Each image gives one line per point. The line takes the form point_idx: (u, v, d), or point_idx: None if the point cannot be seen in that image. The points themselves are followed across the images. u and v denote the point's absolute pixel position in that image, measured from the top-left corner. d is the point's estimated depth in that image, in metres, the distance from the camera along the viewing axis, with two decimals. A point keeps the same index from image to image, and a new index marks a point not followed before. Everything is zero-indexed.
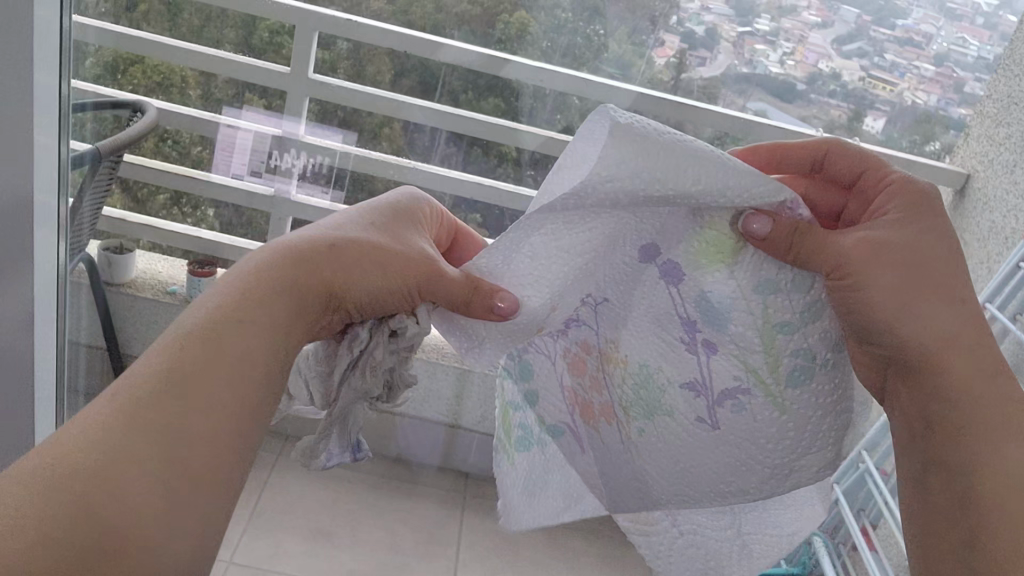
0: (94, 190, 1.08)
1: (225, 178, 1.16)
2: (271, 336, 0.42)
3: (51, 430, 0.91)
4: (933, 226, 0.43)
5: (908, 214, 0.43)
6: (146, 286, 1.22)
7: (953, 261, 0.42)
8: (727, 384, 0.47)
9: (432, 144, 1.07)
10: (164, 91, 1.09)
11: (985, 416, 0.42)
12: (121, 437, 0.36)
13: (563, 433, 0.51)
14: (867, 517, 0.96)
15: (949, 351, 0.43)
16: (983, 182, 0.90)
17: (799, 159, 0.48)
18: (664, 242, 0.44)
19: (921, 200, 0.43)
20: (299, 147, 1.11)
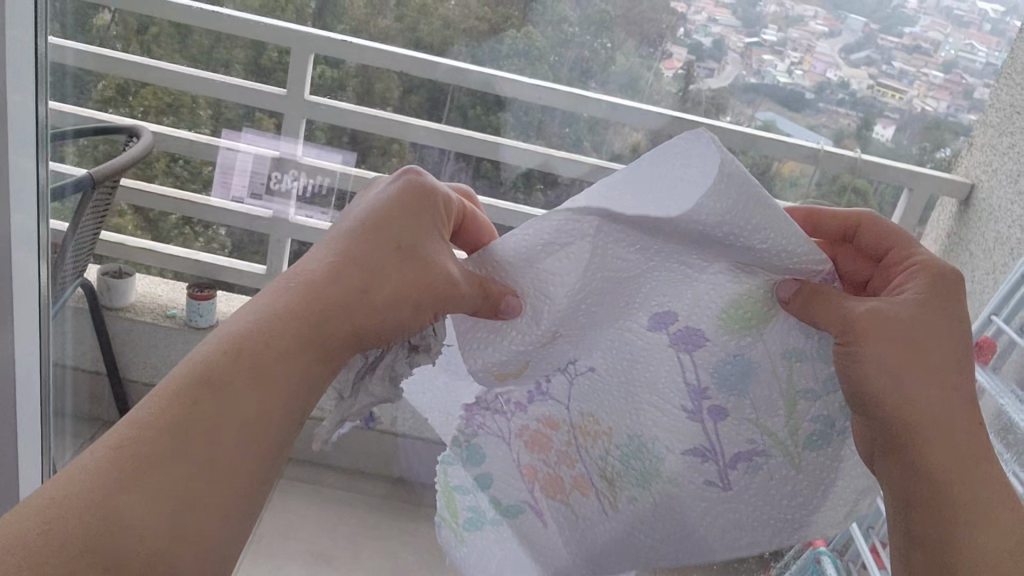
0: (77, 248, 1.07)
1: (225, 201, 1.15)
2: (291, 372, 0.42)
3: (30, 451, 0.90)
4: (944, 308, 0.44)
5: (929, 293, 0.44)
6: (146, 310, 1.24)
7: (952, 338, 0.43)
8: (740, 448, 0.50)
9: (441, 160, 1.06)
10: (173, 113, 1.08)
11: (987, 507, 0.42)
12: (111, 485, 0.36)
13: (523, 510, 0.57)
14: (876, 535, 0.95)
15: (940, 425, 0.43)
16: (987, 192, 0.94)
17: (832, 223, 0.50)
18: (679, 309, 0.48)
19: (940, 283, 0.44)
20: (297, 168, 1.11)
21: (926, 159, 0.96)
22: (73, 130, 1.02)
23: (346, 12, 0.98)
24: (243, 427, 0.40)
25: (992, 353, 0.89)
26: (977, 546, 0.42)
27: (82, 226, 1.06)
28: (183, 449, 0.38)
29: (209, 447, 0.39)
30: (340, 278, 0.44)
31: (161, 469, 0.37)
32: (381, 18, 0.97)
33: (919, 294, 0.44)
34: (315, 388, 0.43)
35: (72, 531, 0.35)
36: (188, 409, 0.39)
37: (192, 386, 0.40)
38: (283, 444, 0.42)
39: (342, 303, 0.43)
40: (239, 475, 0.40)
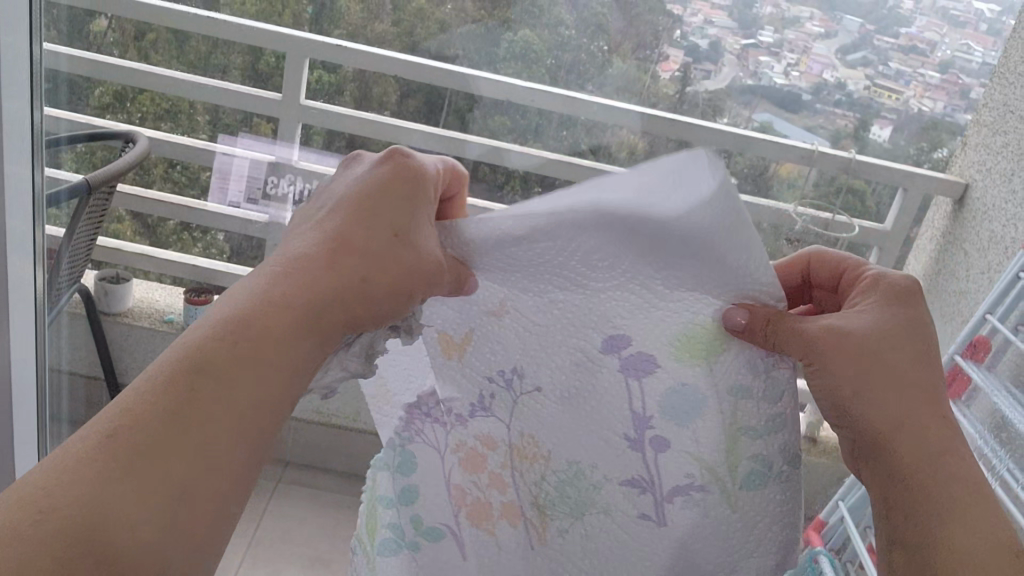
0: (72, 255, 1.07)
1: (220, 205, 1.15)
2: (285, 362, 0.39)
3: (26, 456, 0.90)
4: (909, 313, 0.41)
5: (889, 298, 0.41)
6: (143, 315, 1.22)
7: (919, 343, 0.41)
8: (678, 480, 0.46)
9: None
10: (172, 119, 1.08)
11: (964, 509, 0.39)
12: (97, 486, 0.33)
13: (443, 536, 0.52)
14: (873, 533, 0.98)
15: (916, 432, 0.40)
16: (981, 192, 0.96)
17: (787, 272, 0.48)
18: (634, 335, 0.45)
19: (900, 288, 0.42)
20: (292, 172, 1.09)
21: (924, 160, 0.97)
22: (67, 135, 1.03)
23: (342, 17, 0.99)
24: (239, 422, 0.37)
25: (988, 352, 0.91)
26: (963, 550, 0.38)
27: (78, 234, 1.06)
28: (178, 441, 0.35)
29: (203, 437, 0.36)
30: (326, 271, 0.40)
31: (157, 464, 0.34)
32: (378, 22, 0.98)
33: (879, 298, 0.42)
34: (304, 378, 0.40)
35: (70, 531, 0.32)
36: (186, 401, 0.36)
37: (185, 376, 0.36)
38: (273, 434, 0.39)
39: (324, 296, 0.40)
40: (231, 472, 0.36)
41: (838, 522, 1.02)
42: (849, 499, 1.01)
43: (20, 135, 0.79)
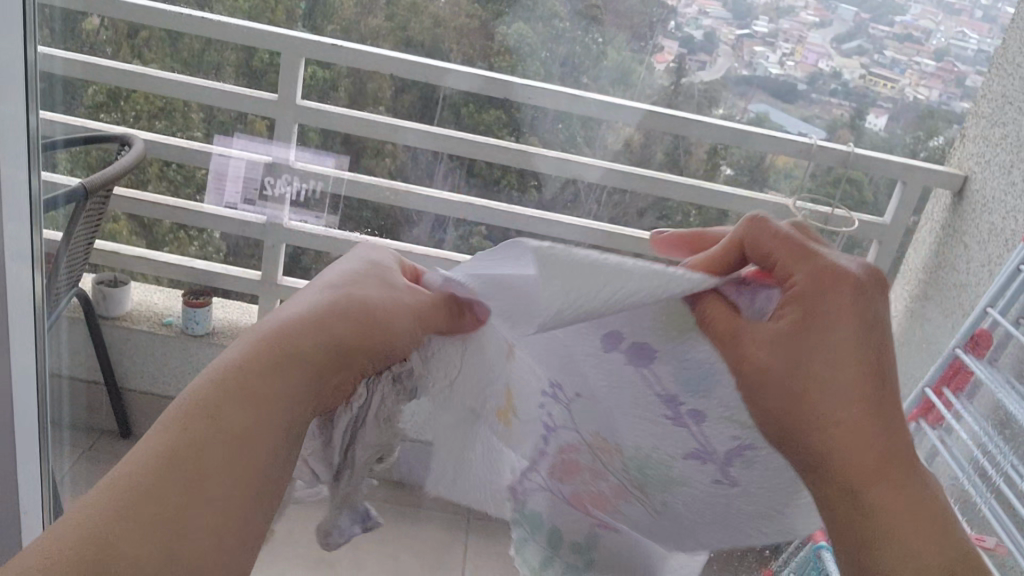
0: (70, 258, 1.06)
1: (218, 208, 1.15)
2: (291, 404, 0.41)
3: (29, 461, 0.90)
4: (839, 320, 0.40)
5: (825, 301, 0.40)
6: (142, 318, 1.25)
7: (850, 352, 0.40)
8: (728, 445, 0.43)
9: (433, 163, 1.07)
10: (166, 117, 1.08)
11: (906, 518, 0.40)
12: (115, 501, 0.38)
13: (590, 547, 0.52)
14: None
15: (856, 449, 0.40)
16: (979, 184, 1.00)
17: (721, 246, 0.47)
18: (627, 327, 0.41)
19: (838, 287, 0.40)
20: (290, 172, 1.11)
21: (921, 150, 1.00)
22: (63, 138, 0.96)
23: (336, 12, 0.97)
24: (241, 459, 0.39)
25: (990, 345, 0.95)
26: (898, 558, 0.40)
27: (76, 237, 1.06)
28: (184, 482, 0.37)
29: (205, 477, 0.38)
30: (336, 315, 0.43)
31: (163, 502, 0.36)
32: (372, 17, 0.97)
33: (812, 302, 0.40)
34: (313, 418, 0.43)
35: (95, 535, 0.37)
36: (190, 443, 0.38)
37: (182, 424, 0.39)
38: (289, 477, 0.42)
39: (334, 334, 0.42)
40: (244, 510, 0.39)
41: None
42: None
43: (14, 141, 0.80)
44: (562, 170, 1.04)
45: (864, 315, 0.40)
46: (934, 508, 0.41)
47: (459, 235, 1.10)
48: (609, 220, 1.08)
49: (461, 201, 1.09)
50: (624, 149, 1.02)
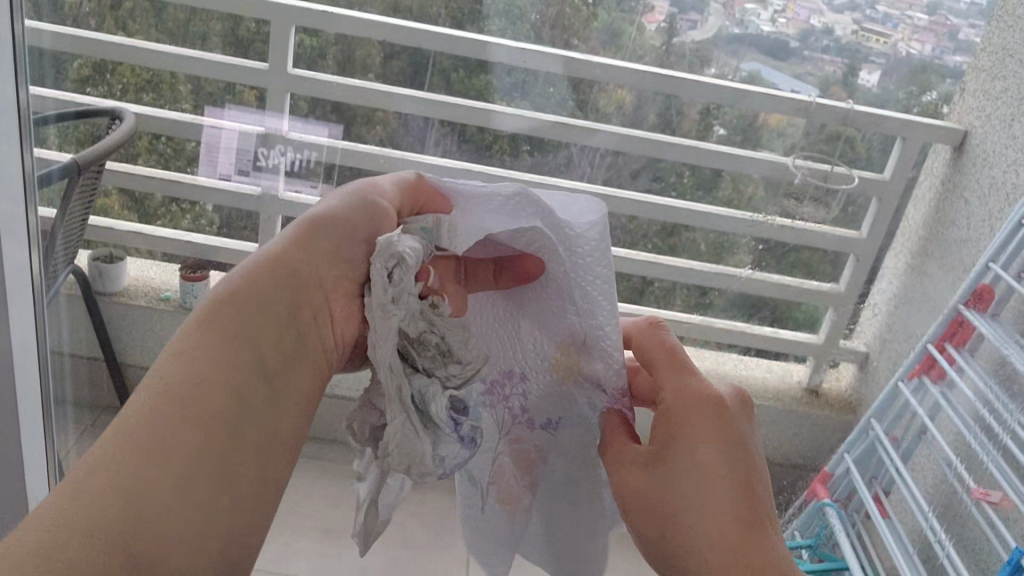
0: (66, 234, 1.04)
1: (213, 180, 1.14)
2: (276, 337, 0.42)
3: (40, 441, 0.90)
4: (695, 445, 0.44)
5: (687, 425, 0.44)
6: (139, 294, 1.22)
7: (716, 474, 0.43)
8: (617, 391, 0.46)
9: (425, 129, 1.06)
10: (153, 89, 1.06)
11: None
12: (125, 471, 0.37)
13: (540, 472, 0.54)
14: (879, 484, 1.08)
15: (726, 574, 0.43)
16: (980, 138, 0.98)
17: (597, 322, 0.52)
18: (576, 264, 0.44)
19: (698, 411, 0.44)
20: (284, 143, 1.09)
21: (913, 104, 1.00)
22: (54, 114, 0.97)
23: None
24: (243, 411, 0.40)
25: (991, 301, 0.95)
26: None
27: (70, 216, 1.03)
28: (186, 432, 0.37)
29: (204, 423, 0.38)
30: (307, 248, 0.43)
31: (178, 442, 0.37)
32: None
33: (672, 424, 0.45)
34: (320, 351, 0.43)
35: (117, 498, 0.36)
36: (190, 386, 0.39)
37: (164, 387, 0.39)
38: (298, 413, 0.42)
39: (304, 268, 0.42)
40: (254, 445, 0.40)
41: (844, 473, 1.12)
42: (853, 452, 1.12)
43: (4, 118, 0.79)
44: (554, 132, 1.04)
45: (714, 444, 0.43)
46: None
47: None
48: (604, 181, 1.09)
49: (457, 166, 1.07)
50: (617, 111, 1.03)
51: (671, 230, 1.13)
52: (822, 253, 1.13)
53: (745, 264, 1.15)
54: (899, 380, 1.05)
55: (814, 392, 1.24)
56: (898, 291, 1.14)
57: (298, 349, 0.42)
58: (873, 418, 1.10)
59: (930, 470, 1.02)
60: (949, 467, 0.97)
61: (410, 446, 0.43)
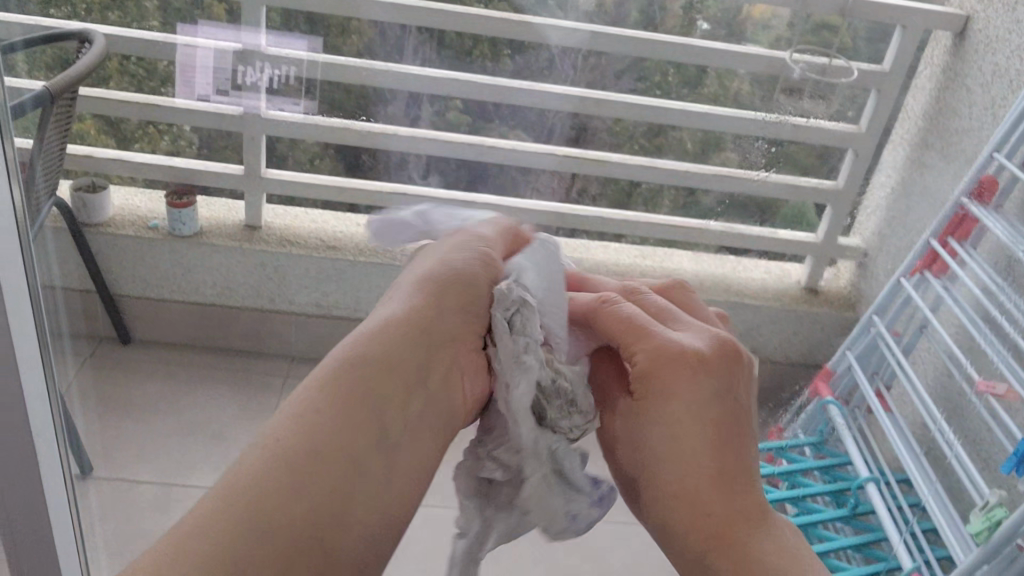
0: (46, 163, 0.96)
1: (191, 102, 1.09)
2: (394, 407, 0.47)
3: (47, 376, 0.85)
4: (668, 371, 0.52)
5: (653, 350, 0.53)
6: (126, 224, 1.22)
7: (697, 406, 0.51)
8: None
9: (402, 44, 1.04)
10: (118, 7, 1.01)
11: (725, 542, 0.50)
12: (270, 482, 0.41)
13: None
14: (881, 380, 1.08)
15: (712, 479, 0.50)
16: (982, 23, 0.99)
17: (603, 316, 0.56)
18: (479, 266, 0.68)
19: (647, 333, 0.54)
20: (262, 59, 1.02)
21: None
22: (22, 40, 0.85)
23: None
24: (410, 446, 0.47)
25: (995, 192, 0.93)
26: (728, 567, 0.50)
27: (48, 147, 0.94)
28: (367, 399, 0.46)
29: (313, 474, 0.42)
30: (449, 284, 0.53)
31: (329, 470, 0.42)
32: None
33: (628, 333, 0.54)
34: (437, 411, 0.50)
35: (273, 502, 0.40)
36: (337, 416, 0.44)
37: (271, 459, 0.42)
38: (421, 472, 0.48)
39: (434, 314, 0.51)
40: (386, 479, 0.45)
41: (845, 370, 1.13)
42: (854, 349, 1.12)
43: None
44: (562, 38, 1.04)
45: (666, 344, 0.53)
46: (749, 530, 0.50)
47: (434, 111, 1.10)
48: (586, 85, 1.08)
49: (441, 78, 1.06)
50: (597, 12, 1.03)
51: (658, 130, 1.11)
52: (812, 151, 1.09)
53: (758, 167, 1.13)
54: (900, 276, 1.04)
55: (813, 291, 1.29)
56: (898, 184, 1.15)
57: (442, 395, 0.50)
58: (875, 314, 1.10)
59: (931, 362, 1.02)
60: (951, 360, 0.97)
61: (548, 502, 0.56)
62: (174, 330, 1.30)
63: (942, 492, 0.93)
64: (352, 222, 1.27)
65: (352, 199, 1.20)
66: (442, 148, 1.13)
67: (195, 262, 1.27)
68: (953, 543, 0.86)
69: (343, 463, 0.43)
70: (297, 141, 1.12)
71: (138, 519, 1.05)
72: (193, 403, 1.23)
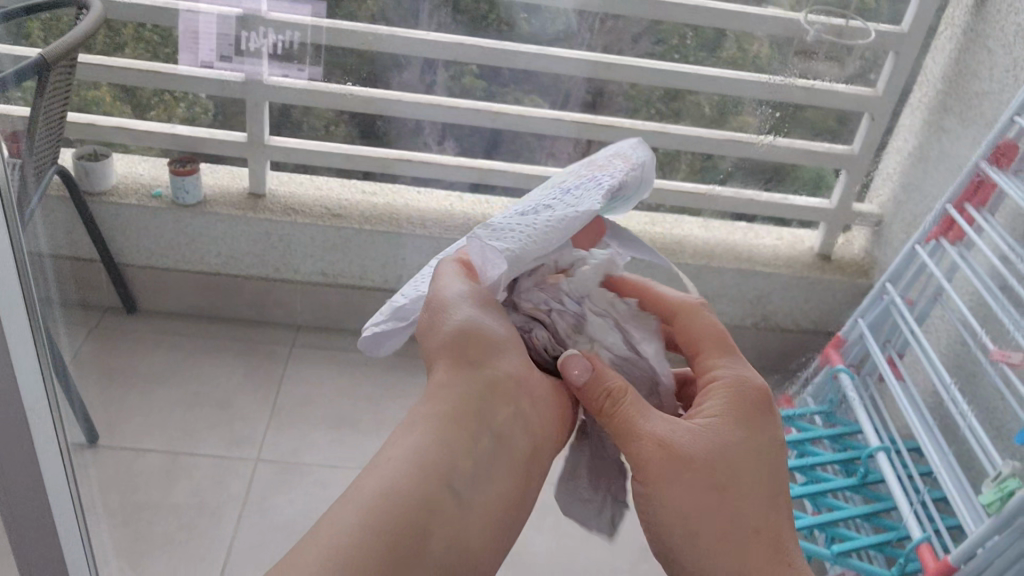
0: (46, 129, 0.93)
1: (193, 68, 1.06)
2: (476, 442, 0.50)
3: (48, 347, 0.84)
4: (747, 386, 0.56)
5: (736, 365, 0.58)
6: (130, 192, 1.19)
7: (765, 423, 0.55)
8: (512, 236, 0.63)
9: (417, 12, 1.04)
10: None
11: (750, 540, 0.51)
12: (372, 507, 0.45)
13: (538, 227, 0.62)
14: (893, 347, 1.06)
15: (759, 482, 0.52)
16: None
17: (697, 323, 0.60)
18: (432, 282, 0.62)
19: (731, 349, 0.59)
20: (264, 25, 1.01)
21: None
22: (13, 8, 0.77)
23: None
24: (500, 477, 0.51)
25: (1015, 157, 0.91)
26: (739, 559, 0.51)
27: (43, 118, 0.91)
28: (457, 435, 0.50)
29: (411, 498, 0.46)
30: (508, 346, 0.55)
31: (423, 493, 0.46)
32: None
33: (720, 345, 0.59)
34: (522, 443, 0.53)
35: (383, 524, 0.45)
36: (437, 447, 0.49)
37: (378, 484, 0.46)
38: (499, 503, 0.50)
39: (504, 374, 0.53)
40: (482, 504, 0.49)
41: (857, 338, 1.11)
42: (867, 316, 1.09)
43: None
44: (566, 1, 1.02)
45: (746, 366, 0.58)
46: (777, 540, 0.52)
47: (449, 77, 1.11)
48: (602, 48, 1.08)
49: (462, 44, 1.07)
50: None
51: (672, 95, 1.12)
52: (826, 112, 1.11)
53: (762, 132, 1.14)
54: (916, 244, 1.02)
55: (826, 258, 1.26)
56: (914, 150, 1.13)
57: (525, 439, 0.53)
58: (888, 281, 1.07)
59: (945, 330, 1.00)
60: (966, 329, 0.95)
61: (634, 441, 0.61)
62: (179, 299, 1.30)
63: (952, 461, 0.91)
64: (356, 189, 1.25)
65: (358, 166, 1.21)
66: (449, 114, 1.14)
67: (199, 231, 1.24)
68: (963, 511, 0.84)
69: (439, 485, 0.47)
70: (313, 108, 1.13)
71: (144, 488, 1.04)
72: (195, 369, 1.23)
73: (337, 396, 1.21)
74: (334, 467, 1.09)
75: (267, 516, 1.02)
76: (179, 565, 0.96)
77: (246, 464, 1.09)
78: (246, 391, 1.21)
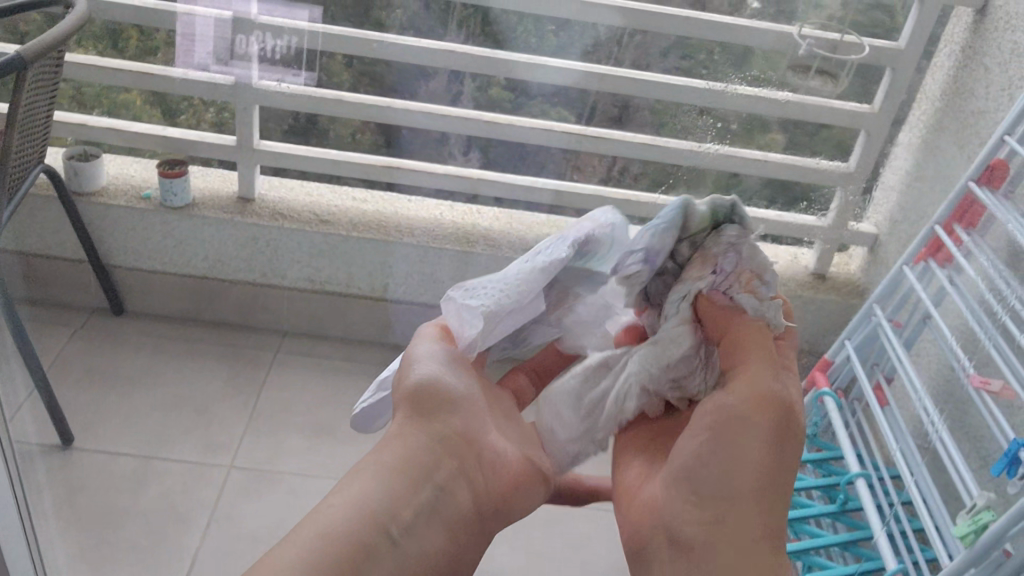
0: (24, 129, 0.94)
1: (187, 72, 1.08)
2: (417, 506, 0.47)
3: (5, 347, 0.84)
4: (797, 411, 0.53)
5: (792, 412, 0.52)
6: (119, 193, 1.20)
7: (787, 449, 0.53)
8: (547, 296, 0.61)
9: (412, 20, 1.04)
10: None
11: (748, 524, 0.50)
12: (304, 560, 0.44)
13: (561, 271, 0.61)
14: (881, 372, 1.04)
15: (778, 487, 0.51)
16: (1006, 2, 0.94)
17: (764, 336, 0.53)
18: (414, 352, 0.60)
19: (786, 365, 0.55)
20: (257, 29, 1.02)
21: None
22: None
23: None
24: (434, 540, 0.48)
25: (1005, 175, 0.89)
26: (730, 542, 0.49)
27: (22, 117, 0.91)
28: (401, 497, 0.47)
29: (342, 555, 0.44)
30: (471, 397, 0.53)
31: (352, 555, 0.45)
32: None
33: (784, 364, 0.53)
34: (469, 507, 0.50)
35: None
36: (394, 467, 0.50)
37: (315, 535, 0.45)
38: (432, 567, 0.48)
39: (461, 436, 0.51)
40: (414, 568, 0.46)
41: (844, 361, 1.08)
42: (855, 338, 1.07)
43: None
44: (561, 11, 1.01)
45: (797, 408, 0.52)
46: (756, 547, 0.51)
47: (476, 87, 1.10)
48: (631, 63, 1.06)
49: (452, 51, 1.06)
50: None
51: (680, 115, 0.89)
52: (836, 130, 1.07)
53: None
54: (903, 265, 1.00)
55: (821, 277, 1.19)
56: (913, 167, 1.08)
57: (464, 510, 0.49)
58: (876, 304, 1.05)
59: (933, 355, 0.97)
60: (950, 353, 0.92)
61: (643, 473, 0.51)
62: (165, 302, 1.30)
63: (931, 488, 0.89)
64: (348, 194, 1.24)
65: (348, 173, 1.20)
66: (440, 120, 1.13)
67: (185, 234, 1.24)
68: (937, 545, 0.82)
69: (372, 545, 0.45)
70: (338, 117, 1.12)
71: (114, 492, 1.04)
72: (177, 372, 1.23)
73: (318, 405, 1.19)
74: (307, 477, 1.08)
75: (233, 523, 1.01)
76: (139, 570, 0.95)
77: (218, 470, 1.08)
78: (228, 396, 1.20)
